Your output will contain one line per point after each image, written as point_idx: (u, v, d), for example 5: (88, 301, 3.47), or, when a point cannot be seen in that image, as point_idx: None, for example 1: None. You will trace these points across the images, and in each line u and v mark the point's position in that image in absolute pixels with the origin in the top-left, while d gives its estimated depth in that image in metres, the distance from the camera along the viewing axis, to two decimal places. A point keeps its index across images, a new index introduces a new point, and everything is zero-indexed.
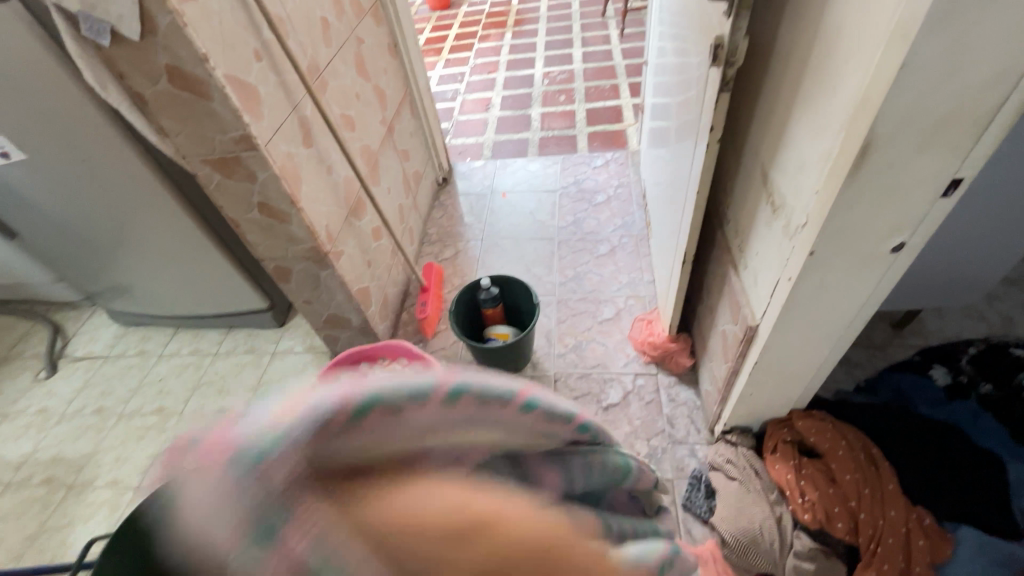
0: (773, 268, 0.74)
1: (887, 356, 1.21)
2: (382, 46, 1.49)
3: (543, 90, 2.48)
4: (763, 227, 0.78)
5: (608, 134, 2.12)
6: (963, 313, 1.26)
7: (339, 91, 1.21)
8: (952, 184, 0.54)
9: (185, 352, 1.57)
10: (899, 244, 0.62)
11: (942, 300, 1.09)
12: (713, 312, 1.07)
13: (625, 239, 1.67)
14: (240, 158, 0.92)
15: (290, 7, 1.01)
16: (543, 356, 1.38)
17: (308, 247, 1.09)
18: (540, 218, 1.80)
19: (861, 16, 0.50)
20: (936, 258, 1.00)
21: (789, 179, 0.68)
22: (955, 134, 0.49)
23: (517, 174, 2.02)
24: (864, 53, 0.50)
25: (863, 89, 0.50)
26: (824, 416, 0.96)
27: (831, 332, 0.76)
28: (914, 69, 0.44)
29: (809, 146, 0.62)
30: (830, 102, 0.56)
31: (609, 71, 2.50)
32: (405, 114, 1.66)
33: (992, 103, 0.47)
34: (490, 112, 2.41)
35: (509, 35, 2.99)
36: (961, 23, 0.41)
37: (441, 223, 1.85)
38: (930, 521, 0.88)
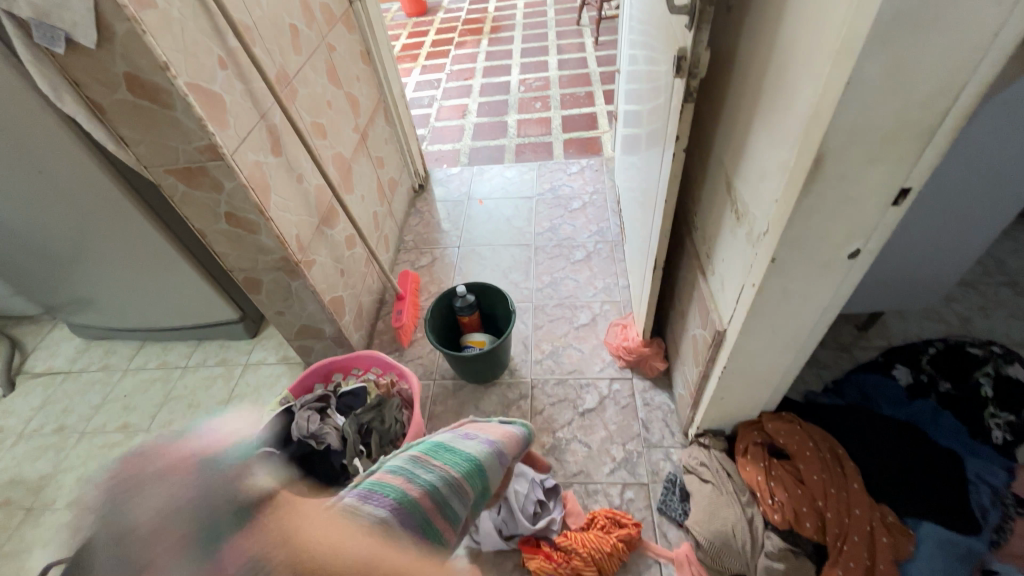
0: (738, 275, 0.76)
1: (852, 357, 1.24)
2: (355, 53, 1.48)
3: (520, 97, 2.49)
4: (728, 235, 0.79)
5: (584, 141, 2.14)
6: (923, 314, 1.31)
7: (309, 99, 1.20)
8: (901, 193, 0.56)
9: (152, 366, 1.52)
10: (854, 251, 0.64)
11: (903, 303, 1.13)
12: (684, 317, 1.08)
13: (600, 245, 1.69)
14: (205, 168, 0.91)
15: (256, 14, 0.99)
16: (519, 363, 1.38)
17: (278, 257, 1.08)
18: (517, 224, 1.81)
19: (811, 32, 0.52)
20: (895, 262, 1.03)
21: (750, 189, 0.70)
22: (902, 147, 0.52)
23: (493, 181, 2.02)
24: (815, 68, 0.52)
25: (815, 104, 0.52)
26: (792, 418, 0.99)
27: (796, 336, 0.78)
28: (860, 85, 0.46)
29: (768, 156, 0.64)
30: (786, 114, 0.58)
31: (584, 79, 2.53)
32: (379, 122, 1.65)
33: (933, 117, 0.49)
34: (466, 119, 2.41)
35: (485, 43, 3.01)
36: (901, 42, 0.43)
37: (417, 231, 1.84)
38: (893, 518, 0.90)
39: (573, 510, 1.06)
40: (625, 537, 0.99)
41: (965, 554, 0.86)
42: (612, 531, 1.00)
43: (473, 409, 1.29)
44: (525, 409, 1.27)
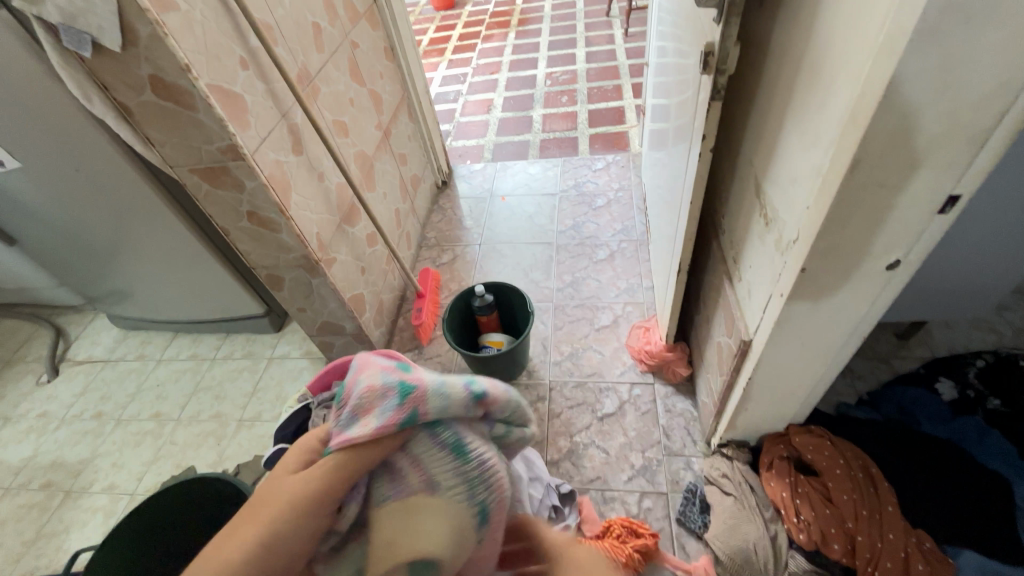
0: (766, 283, 0.72)
1: (891, 368, 1.17)
2: (378, 49, 1.47)
3: (546, 91, 2.46)
4: (756, 240, 0.75)
5: (610, 136, 2.09)
6: (972, 323, 1.22)
7: (331, 97, 1.20)
8: (949, 201, 0.52)
9: (184, 357, 1.57)
10: (894, 262, 0.59)
11: (948, 311, 1.05)
12: (709, 323, 1.04)
13: (625, 244, 1.64)
14: (227, 168, 0.92)
15: (279, 14, 1.00)
16: (538, 364, 1.37)
17: (299, 255, 1.09)
18: (539, 222, 1.78)
19: (850, 27, 0.47)
20: (941, 268, 0.96)
21: (780, 193, 0.66)
22: (952, 151, 0.47)
23: (516, 177, 2.00)
24: (853, 65, 0.47)
25: (851, 106, 0.48)
26: (823, 432, 0.94)
27: (828, 348, 0.74)
28: (903, 85, 0.42)
29: (801, 159, 0.59)
30: (820, 116, 0.54)
31: (612, 72, 2.47)
32: (403, 118, 1.65)
33: (985, 121, 0.44)
34: (491, 113, 2.39)
35: (512, 35, 2.98)
36: (952, 36, 0.39)
37: (439, 228, 1.84)
38: (931, 545, 0.84)
39: (589, 516, 1.05)
40: (642, 548, 0.95)
41: None
42: (629, 541, 0.97)
43: None
44: (542, 411, 1.26)
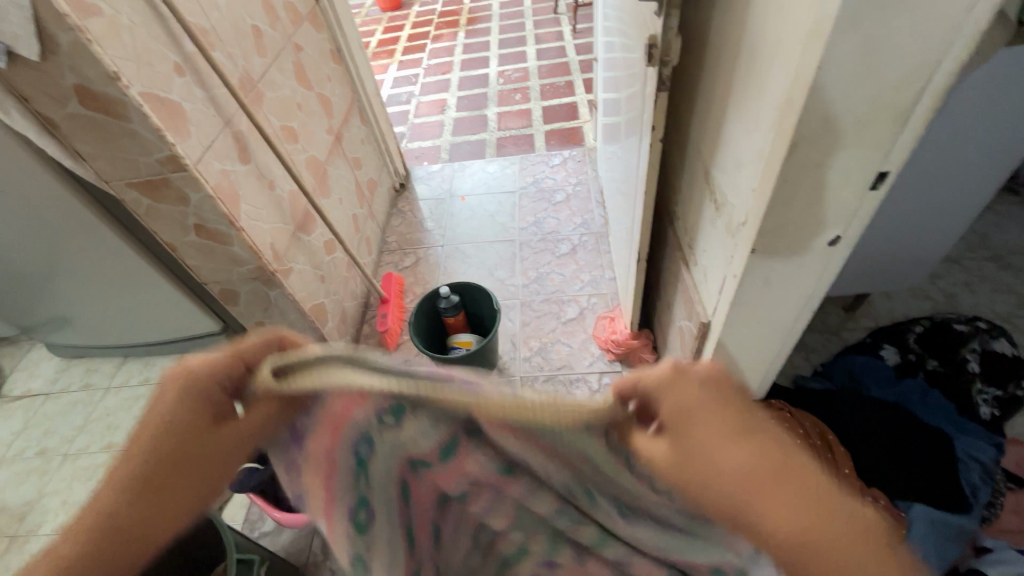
0: (720, 265, 0.74)
1: (840, 340, 1.24)
2: (324, 52, 1.44)
3: (499, 89, 2.46)
4: (708, 225, 0.78)
5: (566, 132, 2.12)
6: (910, 293, 1.30)
7: (277, 102, 1.16)
8: (878, 178, 0.55)
9: (136, 383, 1.49)
10: (834, 238, 0.62)
11: (887, 282, 1.12)
12: (670, 309, 1.07)
13: (585, 237, 1.67)
14: (168, 180, 0.87)
15: (215, 17, 0.96)
16: (508, 361, 1.37)
17: (253, 267, 1.05)
18: (501, 220, 1.79)
19: (780, 15, 0.49)
20: (878, 242, 1.02)
21: (727, 179, 0.69)
22: (880, 130, 0.50)
23: (475, 176, 1.99)
24: (785, 52, 0.50)
25: (787, 91, 0.50)
26: (782, 406, 0.99)
27: (781, 325, 0.77)
28: (830, 70, 0.44)
29: (744, 145, 0.62)
30: (759, 102, 0.56)
31: (563, 69, 2.50)
32: (354, 121, 1.62)
33: (907, 100, 0.47)
34: (445, 114, 2.38)
35: (462, 35, 2.97)
36: (871, 23, 0.41)
37: (400, 231, 1.82)
38: (884, 502, 0.90)
39: None
40: None
41: (955, 532, 0.85)
42: None
43: None
44: None
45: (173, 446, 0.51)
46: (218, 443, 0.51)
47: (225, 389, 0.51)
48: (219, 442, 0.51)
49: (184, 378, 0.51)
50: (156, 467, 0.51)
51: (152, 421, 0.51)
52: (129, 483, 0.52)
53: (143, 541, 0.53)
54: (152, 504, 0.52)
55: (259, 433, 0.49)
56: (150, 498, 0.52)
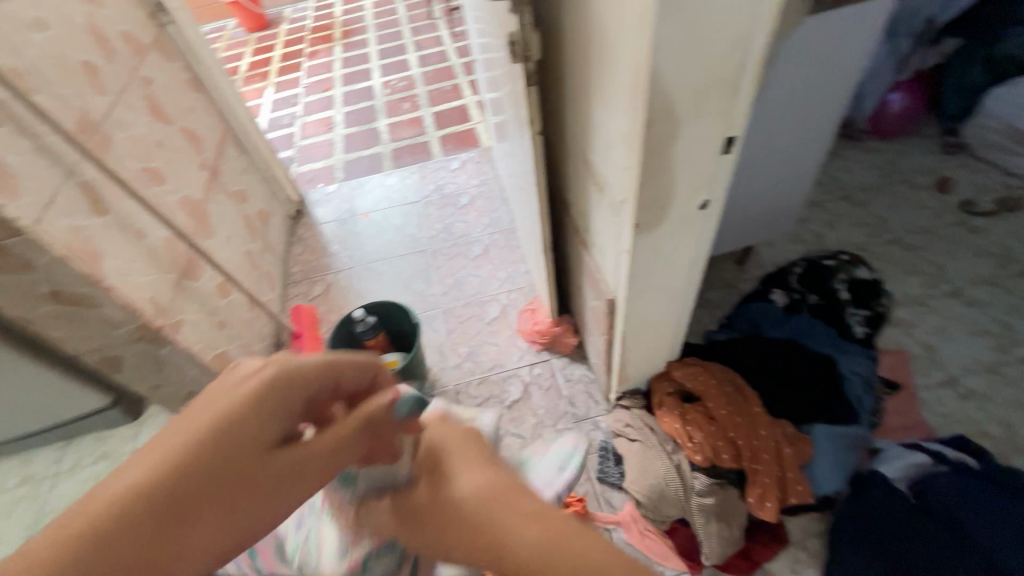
0: (613, 243, 0.78)
1: (737, 291, 1.35)
2: (180, 82, 1.32)
3: (386, 100, 2.41)
4: (596, 207, 0.82)
5: (459, 135, 2.12)
6: (787, 239, 1.45)
7: (130, 143, 1.05)
8: (728, 142, 0.60)
9: (13, 485, 1.28)
10: (704, 202, 0.67)
11: (764, 233, 1.24)
12: (581, 291, 1.11)
13: (496, 236, 1.68)
14: (3, 248, 0.77)
15: (30, 56, 0.84)
16: (439, 372, 1.35)
17: (132, 327, 0.94)
18: (408, 231, 1.75)
19: (615, 1, 0.52)
20: (750, 200, 1.13)
21: (603, 161, 0.72)
22: (719, 99, 0.55)
23: (374, 192, 1.93)
24: (624, 37, 0.53)
25: (632, 73, 0.53)
26: (695, 362, 1.06)
27: (677, 289, 0.83)
28: (662, 49, 0.48)
29: (610, 127, 0.65)
30: (614, 86, 0.60)
31: (448, 74, 2.50)
32: (230, 151, 1.50)
33: (735, 70, 0.52)
34: (334, 131, 2.29)
35: (338, 49, 2.87)
36: (688, 4, 0.45)
37: (303, 260, 1.72)
38: (792, 429, 0.99)
39: None
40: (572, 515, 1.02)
41: (850, 442, 0.98)
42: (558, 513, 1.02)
43: None
44: None
45: (228, 455, 0.41)
46: (285, 465, 0.44)
47: (294, 408, 0.46)
48: (283, 467, 0.44)
49: (283, 369, 0.46)
50: (207, 480, 0.39)
51: (225, 412, 0.42)
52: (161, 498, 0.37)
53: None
54: (163, 545, 0.36)
55: (352, 449, 0.49)
56: (172, 534, 0.37)
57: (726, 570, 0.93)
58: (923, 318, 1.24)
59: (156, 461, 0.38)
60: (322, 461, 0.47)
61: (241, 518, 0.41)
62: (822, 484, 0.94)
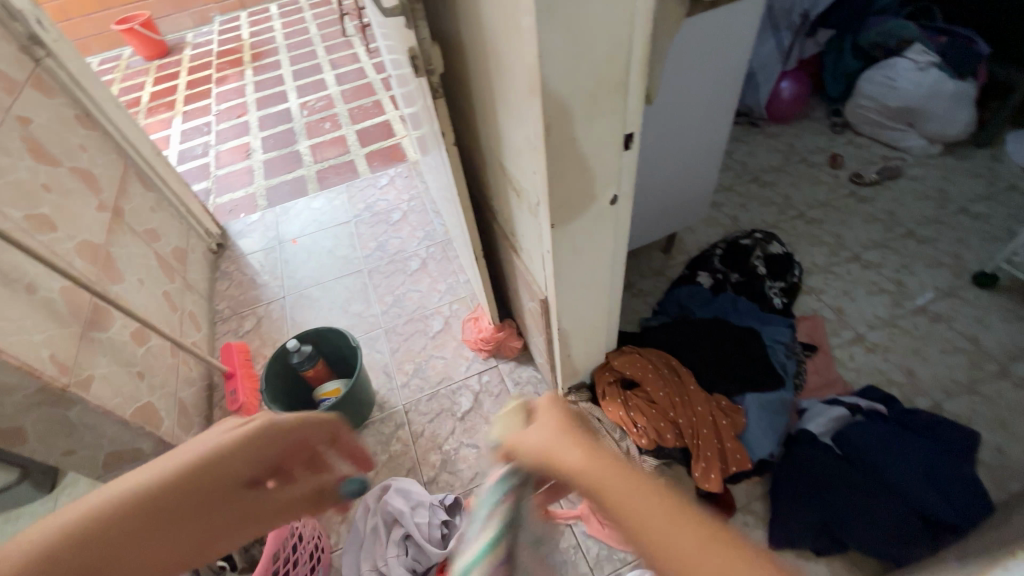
0: (536, 244, 0.80)
1: (667, 278, 1.41)
2: (67, 119, 1.22)
3: (305, 121, 2.34)
4: (517, 211, 0.83)
5: (385, 151, 2.09)
6: (707, 223, 1.53)
7: (9, 190, 0.96)
8: (627, 138, 0.63)
9: None
10: (614, 197, 0.71)
11: (684, 220, 1.31)
12: (517, 295, 1.12)
13: (432, 248, 1.67)
14: None
15: None
16: (386, 393, 1.32)
17: (32, 389, 0.86)
18: (341, 254, 1.70)
19: (501, 13, 0.54)
20: (665, 190, 1.19)
21: (516, 166, 0.74)
22: (611, 99, 0.58)
23: (301, 216, 1.87)
24: (514, 46, 0.55)
25: (526, 80, 0.55)
26: (631, 349, 1.10)
27: (604, 282, 0.86)
28: (548, 56, 0.50)
29: (516, 133, 0.67)
30: (513, 93, 0.61)
31: (367, 91, 2.46)
32: (134, 188, 1.40)
33: (620, 71, 0.55)
34: (252, 158, 2.19)
35: (249, 72, 2.75)
36: (564, 13, 0.47)
37: (230, 294, 1.63)
38: (726, 401, 1.05)
39: None
40: None
41: (777, 406, 1.04)
42: None
43: None
44: (405, 437, 1.22)
45: (205, 494, 0.48)
46: (242, 505, 0.52)
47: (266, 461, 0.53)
48: (235, 505, 0.51)
49: (266, 425, 0.52)
50: (165, 517, 0.46)
51: (196, 463, 0.48)
52: (118, 529, 0.44)
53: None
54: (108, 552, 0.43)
55: (301, 502, 0.57)
56: (140, 544, 0.44)
57: None
58: (831, 284, 1.35)
59: (151, 477, 0.46)
60: (275, 504, 0.55)
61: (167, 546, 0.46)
62: (758, 449, 1.00)
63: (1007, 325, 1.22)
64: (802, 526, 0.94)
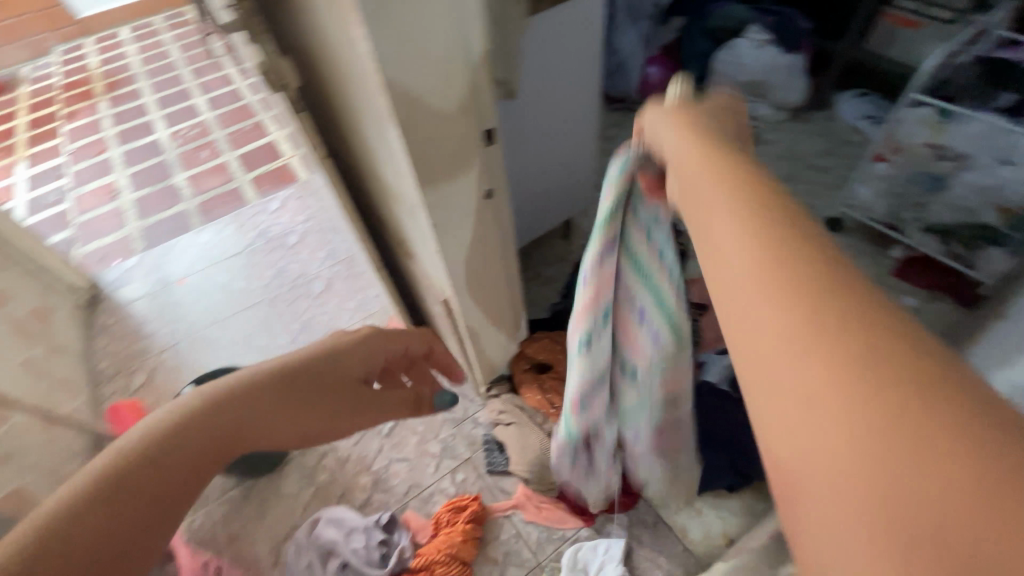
0: (424, 246, 0.80)
1: (571, 262, 1.47)
2: None
3: (179, 151, 2.16)
4: (401, 215, 0.83)
5: (273, 174, 1.98)
6: (601, 206, 1.62)
7: None
8: (488, 133, 0.66)
9: None
10: (488, 191, 0.73)
11: (576, 205, 1.37)
12: (425, 300, 1.12)
13: (337, 267, 1.61)
14: None
15: None
16: None
17: None
18: (237, 287, 1.59)
19: (336, 20, 0.54)
20: (553, 180, 1.24)
21: (389, 172, 0.74)
22: (462, 96, 0.59)
23: (186, 253, 1.72)
24: (355, 54, 0.55)
25: (372, 86, 0.55)
26: (542, 335, 1.15)
27: (499, 274, 0.88)
28: (386, 60, 0.50)
29: (380, 139, 0.67)
30: (366, 99, 0.61)
31: (246, 113, 2.32)
32: None
33: (465, 69, 0.57)
34: (120, 197, 1.98)
35: (105, 104, 2.49)
36: (393, 18, 0.48)
37: (112, 351, 1.47)
38: None
39: (419, 525, 1.05)
40: (471, 517, 1.04)
41: None
42: (457, 520, 1.03)
43: (277, 502, 1.13)
44: (331, 466, 1.17)
45: (326, 379, 0.61)
46: (356, 397, 0.67)
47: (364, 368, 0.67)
48: (349, 396, 0.65)
49: (370, 335, 0.67)
50: (303, 387, 0.58)
51: (327, 352, 0.62)
52: (276, 389, 0.56)
53: (227, 441, 0.51)
54: (266, 417, 0.55)
55: (385, 406, 0.74)
56: (276, 416, 0.56)
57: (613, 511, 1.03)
58: None
59: (285, 360, 0.58)
60: (370, 398, 0.70)
61: (306, 416, 0.60)
62: None
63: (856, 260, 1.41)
64: (715, 473, 1.03)
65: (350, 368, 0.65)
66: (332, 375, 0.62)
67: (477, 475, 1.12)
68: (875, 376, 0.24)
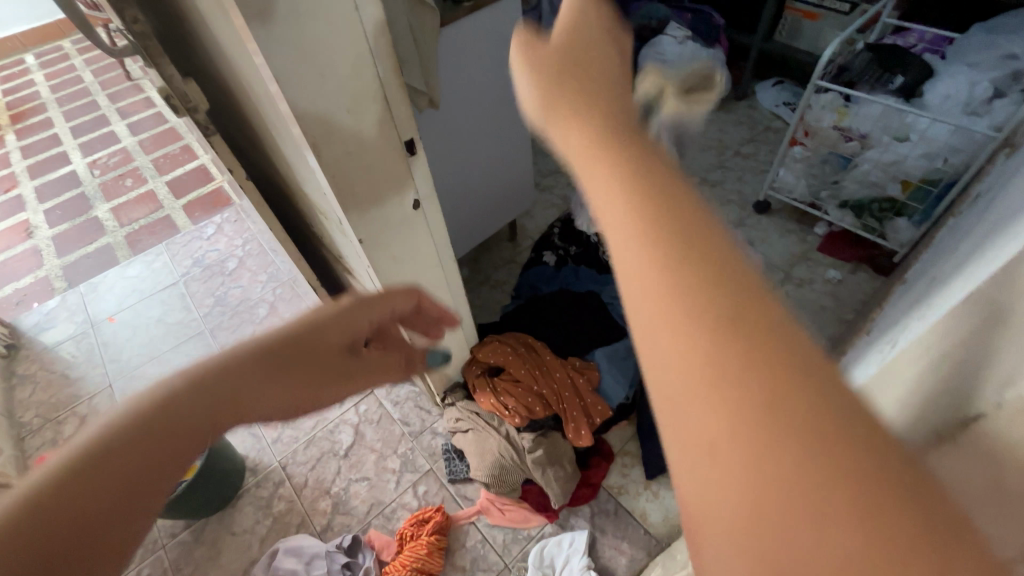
0: (357, 260, 0.79)
1: (518, 264, 1.49)
2: None
3: (99, 182, 2.03)
4: (331, 232, 0.82)
5: (206, 198, 1.90)
6: (544, 206, 1.65)
7: None
8: (407, 144, 0.66)
9: None
10: (415, 200, 0.73)
11: (518, 207, 1.39)
12: None
13: (280, 289, 1.56)
14: None
15: None
16: (258, 455, 1.21)
17: None
18: (174, 319, 1.52)
19: (233, 40, 0.53)
20: (491, 184, 1.25)
21: (311, 188, 0.72)
22: (373, 109, 0.59)
23: (115, 288, 1.63)
24: (257, 72, 0.54)
25: (278, 103, 0.55)
26: (492, 338, 1.14)
27: (438, 282, 0.88)
28: (286, 78, 0.50)
29: (297, 156, 0.66)
30: (276, 117, 0.60)
31: (171, 136, 2.21)
32: None
33: (373, 81, 0.57)
34: (36, 236, 1.85)
35: (12, 136, 2.31)
36: (288, 35, 0.48)
37: (37, 400, 1.37)
38: (583, 361, 1.15)
39: (383, 543, 1.04)
40: (434, 528, 1.03)
41: (623, 352, 1.16)
42: (421, 532, 1.02)
43: (231, 539, 1.09)
44: (288, 494, 1.14)
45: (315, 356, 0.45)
46: (346, 373, 0.48)
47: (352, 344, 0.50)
48: (338, 377, 0.48)
49: (362, 299, 0.49)
50: (282, 365, 0.41)
51: (306, 325, 0.44)
52: (243, 367, 0.38)
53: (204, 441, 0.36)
54: (238, 401, 0.38)
55: (380, 375, 0.55)
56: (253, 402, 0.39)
57: (575, 504, 1.05)
58: None
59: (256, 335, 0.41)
60: (355, 379, 0.51)
61: (280, 405, 0.42)
62: (614, 396, 1.11)
63: (783, 239, 1.49)
64: None
65: (339, 346, 0.47)
66: (322, 348, 0.45)
67: (439, 486, 1.11)
68: (834, 426, 0.16)
